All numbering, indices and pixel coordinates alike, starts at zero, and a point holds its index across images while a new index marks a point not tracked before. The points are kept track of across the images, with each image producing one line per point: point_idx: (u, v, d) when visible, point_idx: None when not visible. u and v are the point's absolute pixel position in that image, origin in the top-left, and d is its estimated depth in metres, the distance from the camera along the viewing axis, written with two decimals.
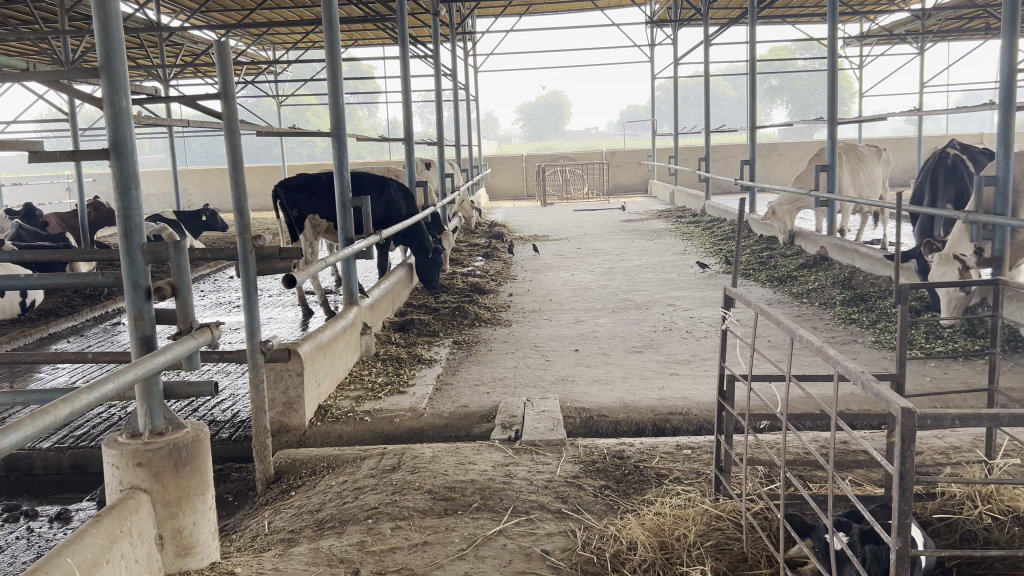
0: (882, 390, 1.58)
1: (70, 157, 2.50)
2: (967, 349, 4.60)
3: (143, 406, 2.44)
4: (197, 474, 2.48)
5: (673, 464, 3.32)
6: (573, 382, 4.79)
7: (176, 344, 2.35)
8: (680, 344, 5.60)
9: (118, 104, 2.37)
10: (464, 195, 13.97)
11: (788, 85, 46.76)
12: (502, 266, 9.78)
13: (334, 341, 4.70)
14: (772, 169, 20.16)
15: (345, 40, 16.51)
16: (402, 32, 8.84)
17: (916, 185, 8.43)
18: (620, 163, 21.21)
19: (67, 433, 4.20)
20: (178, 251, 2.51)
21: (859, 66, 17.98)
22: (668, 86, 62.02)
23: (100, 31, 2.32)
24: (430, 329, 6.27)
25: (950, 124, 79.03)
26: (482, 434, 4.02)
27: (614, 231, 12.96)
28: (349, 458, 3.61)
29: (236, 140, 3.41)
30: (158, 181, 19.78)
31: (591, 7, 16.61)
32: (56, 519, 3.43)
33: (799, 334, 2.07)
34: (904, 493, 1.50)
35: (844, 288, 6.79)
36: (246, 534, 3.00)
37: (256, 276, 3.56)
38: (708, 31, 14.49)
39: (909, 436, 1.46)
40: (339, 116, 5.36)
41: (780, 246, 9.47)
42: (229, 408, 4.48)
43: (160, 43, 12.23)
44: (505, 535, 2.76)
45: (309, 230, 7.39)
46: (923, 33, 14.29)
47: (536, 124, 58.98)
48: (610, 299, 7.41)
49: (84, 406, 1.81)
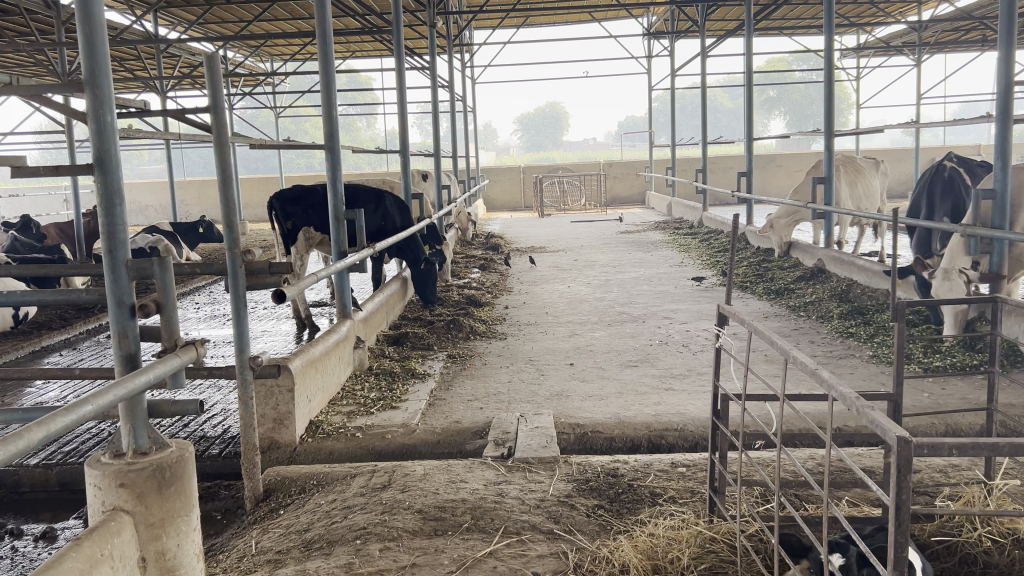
0: (876, 417, 1.53)
1: (55, 173, 2.45)
2: (966, 364, 4.56)
3: (127, 425, 2.38)
4: (181, 494, 2.42)
5: (667, 482, 3.28)
6: (568, 397, 4.74)
7: (159, 363, 2.28)
8: (676, 358, 5.56)
9: (103, 117, 2.32)
10: (461, 206, 13.94)
11: (786, 97, 47.03)
12: (499, 278, 9.74)
13: (326, 355, 4.66)
14: (770, 180, 20.19)
15: (343, 51, 16.55)
16: (398, 44, 8.83)
17: (913, 197, 8.40)
18: (618, 174, 21.21)
19: (56, 448, 4.14)
20: (163, 268, 2.45)
21: (856, 78, 18.06)
22: (664, 96, 62.23)
23: (86, 44, 2.28)
24: (424, 343, 6.22)
25: (948, 136, 79.09)
26: (475, 450, 3.98)
27: (612, 243, 12.94)
28: (339, 476, 3.55)
29: (225, 154, 3.37)
30: (155, 193, 19.76)
31: (589, 19, 16.72)
32: (41, 538, 3.37)
33: (793, 355, 2.02)
34: (901, 524, 1.45)
35: (842, 302, 6.77)
36: (233, 554, 2.95)
37: (245, 291, 3.51)
38: (706, 43, 14.51)
39: (906, 466, 1.42)
40: (332, 130, 5.32)
41: (777, 258, 9.47)
42: (220, 424, 4.43)
43: (157, 55, 12.23)
44: (495, 557, 2.71)
45: (302, 243, 7.33)
46: (920, 45, 14.35)
47: (535, 135, 59.15)
48: (607, 312, 7.38)
49: (60, 428, 1.74)
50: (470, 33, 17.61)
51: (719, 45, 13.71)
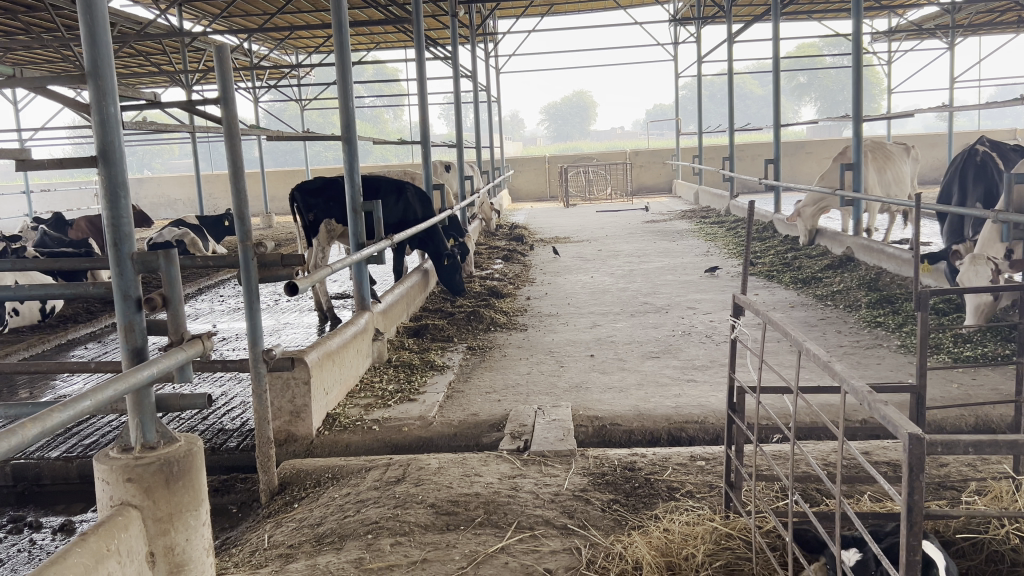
0: (888, 413, 1.44)
1: (58, 165, 2.44)
2: (998, 354, 4.42)
3: (135, 419, 2.38)
4: (190, 489, 2.39)
5: (685, 476, 3.20)
6: (588, 389, 4.68)
7: (165, 356, 2.25)
8: (699, 349, 5.46)
9: (106, 109, 2.30)
10: (484, 197, 13.90)
11: (816, 82, 46.36)
12: (522, 269, 9.69)
13: (343, 348, 4.64)
14: (798, 167, 19.87)
15: (366, 43, 16.55)
16: (419, 33, 8.76)
17: (945, 183, 8.16)
18: (644, 162, 20.98)
19: (76, 441, 4.18)
20: (168, 261, 2.43)
21: (887, 62, 17.60)
22: (692, 85, 61.61)
23: (87, 34, 2.25)
24: (444, 335, 6.19)
25: (983, 120, 77.40)
26: (491, 443, 3.93)
27: (636, 232, 12.82)
28: (355, 469, 3.53)
29: (236, 146, 3.36)
30: (184, 186, 20.03)
31: (614, 6, 16.53)
32: (59, 530, 3.42)
33: (807, 347, 1.93)
34: (913, 526, 1.37)
35: (870, 290, 6.62)
36: (246, 549, 2.94)
37: (258, 284, 3.49)
38: (733, 29, 14.25)
39: (918, 465, 1.33)
40: (349, 122, 5.30)
41: (802, 247, 9.32)
42: (238, 417, 4.45)
43: (183, 48, 12.34)
44: (507, 552, 2.66)
45: (324, 235, 7.31)
46: (953, 27, 13.97)
47: (561, 125, 58.91)
48: (630, 303, 7.28)
49: (55, 425, 1.70)
50: (494, 22, 17.53)
51: (746, 30, 13.45)
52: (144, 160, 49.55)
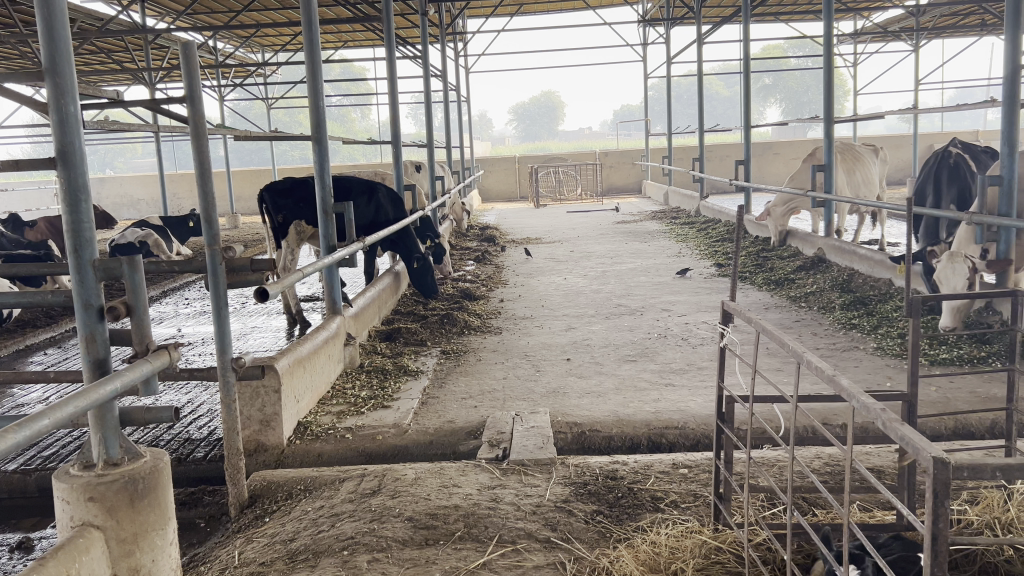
0: (906, 433, 1.39)
1: (13, 165, 2.28)
2: (973, 356, 4.43)
3: (96, 436, 2.22)
4: (156, 506, 2.26)
5: (669, 485, 3.14)
6: (565, 394, 4.61)
7: (129, 369, 2.11)
8: (676, 352, 5.41)
9: (65, 108, 2.15)
10: (455, 197, 13.74)
11: (782, 84, 46.99)
12: (494, 270, 9.58)
13: (315, 354, 4.51)
14: (767, 169, 20.05)
15: (332, 41, 16.30)
16: (388, 30, 8.60)
17: (915, 185, 8.24)
18: (614, 163, 21.02)
19: (34, 454, 4.00)
20: (133, 268, 2.28)
21: (853, 64, 17.82)
22: (660, 86, 62.07)
23: (44, 29, 2.10)
24: (417, 339, 6.08)
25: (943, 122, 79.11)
26: (469, 451, 3.84)
27: (608, 233, 12.76)
28: (327, 480, 3.41)
29: (203, 147, 3.22)
30: (147, 186, 19.56)
31: (584, 7, 16.51)
32: (17, 548, 3.25)
33: (806, 358, 1.87)
34: (938, 556, 1.31)
35: (843, 292, 6.64)
36: (215, 567, 2.81)
37: (227, 290, 3.34)
38: (701, 30, 14.29)
39: (944, 491, 1.28)
40: (319, 120, 5.15)
41: (774, 247, 9.34)
42: (205, 425, 4.30)
43: (146, 44, 12.01)
44: (490, 568, 2.58)
45: (293, 236, 7.14)
46: (918, 30, 14.18)
47: (531, 125, 58.85)
48: (604, 305, 7.22)
49: (10, 447, 1.56)
50: (463, 21, 17.39)
51: (715, 32, 13.54)
52: (105, 159, 48.44)
